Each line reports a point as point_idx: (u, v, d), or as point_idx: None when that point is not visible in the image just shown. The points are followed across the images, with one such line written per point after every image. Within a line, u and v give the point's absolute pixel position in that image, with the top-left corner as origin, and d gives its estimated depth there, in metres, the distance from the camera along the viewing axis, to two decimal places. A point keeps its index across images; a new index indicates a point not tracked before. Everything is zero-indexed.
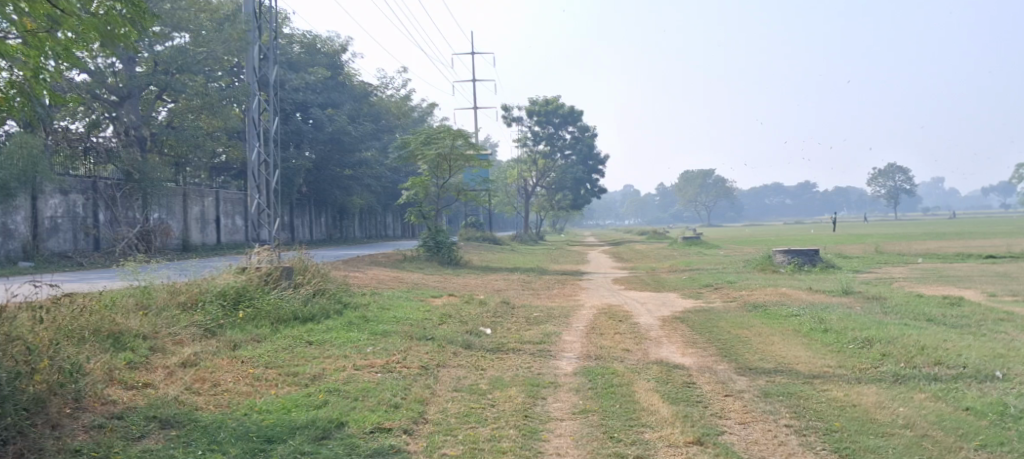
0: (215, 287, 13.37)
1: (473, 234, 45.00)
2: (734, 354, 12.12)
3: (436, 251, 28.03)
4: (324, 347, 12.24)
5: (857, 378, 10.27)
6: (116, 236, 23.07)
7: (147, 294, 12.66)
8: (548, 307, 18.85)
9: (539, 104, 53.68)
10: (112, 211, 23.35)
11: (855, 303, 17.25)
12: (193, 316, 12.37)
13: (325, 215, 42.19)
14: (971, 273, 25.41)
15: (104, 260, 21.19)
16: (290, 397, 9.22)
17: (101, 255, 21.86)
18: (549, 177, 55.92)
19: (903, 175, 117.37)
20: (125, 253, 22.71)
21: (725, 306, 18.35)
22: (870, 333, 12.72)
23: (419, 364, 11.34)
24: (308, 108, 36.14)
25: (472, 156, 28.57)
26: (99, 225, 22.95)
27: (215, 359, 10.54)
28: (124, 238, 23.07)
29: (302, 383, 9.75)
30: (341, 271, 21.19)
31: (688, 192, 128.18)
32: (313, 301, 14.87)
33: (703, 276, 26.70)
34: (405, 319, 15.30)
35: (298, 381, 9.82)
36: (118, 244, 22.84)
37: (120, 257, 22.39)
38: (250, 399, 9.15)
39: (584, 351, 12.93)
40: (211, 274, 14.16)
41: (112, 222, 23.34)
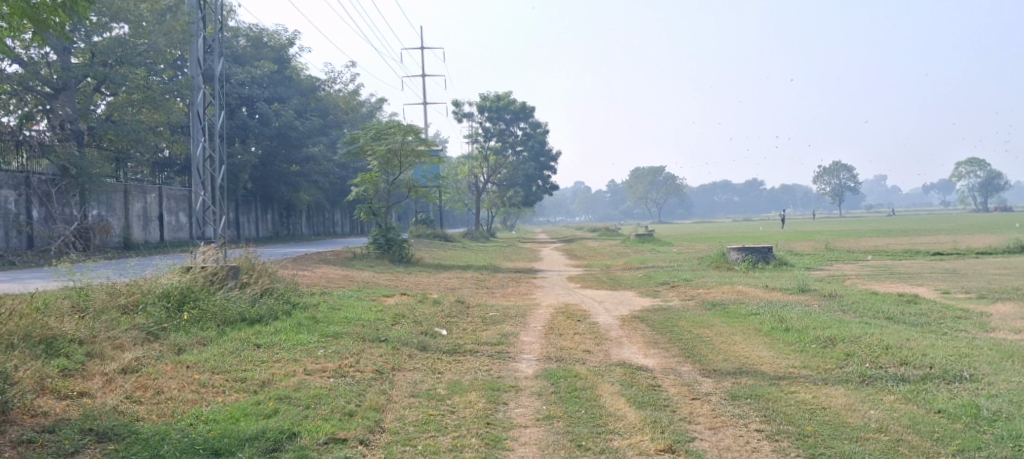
0: (157, 287, 12.82)
1: (424, 231, 44.53)
2: (696, 355, 11.87)
3: (387, 249, 27.54)
4: (273, 350, 11.79)
5: (824, 378, 10.05)
6: (51, 234, 22.30)
7: (84, 296, 12.12)
8: (504, 306, 18.50)
9: (490, 100, 53.31)
10: (47, 208, 22.56)
11: (812, 301, 17.12)
12: (134, 319, 11.85)
13: (272, 211, 41.42)
14: (922, 269, 25.50)
15: (38, 260, 20.44)
16: (237, 405, 8.77)
17: (35, 254, 21.10)
18: (500, 174, 55.56)
19: (849, 173, 119.01)
20: (61, 251, 21.95)
21: (683, 304, 18.13)
22: (832, 332, 12.54)
23: (373, 368, 10.93)
24: (254, 102, 35.38)
25: (424, 152, 28.11)
26: (33, 223, 22.17)
27: (157, 365, 10.04)
28: (60, 236, 22.31)
29: (250, 389, 9.30)
30: (290, 270, 20.65)
31: (637, 189, 128.70)
32: (261, 302, 14.38)
33: (657, 274, 26.52)
34: (357, 320, 14.87)
35: (247, 387, 9.36)
36: (53, 242, 22.07)
37: (55, 256, 21.63)
38: (195, 408, 8.68)
39: (543, 352, 12.61)
40: (153, 274, 13.61)
41: (48, 219, 22.57)
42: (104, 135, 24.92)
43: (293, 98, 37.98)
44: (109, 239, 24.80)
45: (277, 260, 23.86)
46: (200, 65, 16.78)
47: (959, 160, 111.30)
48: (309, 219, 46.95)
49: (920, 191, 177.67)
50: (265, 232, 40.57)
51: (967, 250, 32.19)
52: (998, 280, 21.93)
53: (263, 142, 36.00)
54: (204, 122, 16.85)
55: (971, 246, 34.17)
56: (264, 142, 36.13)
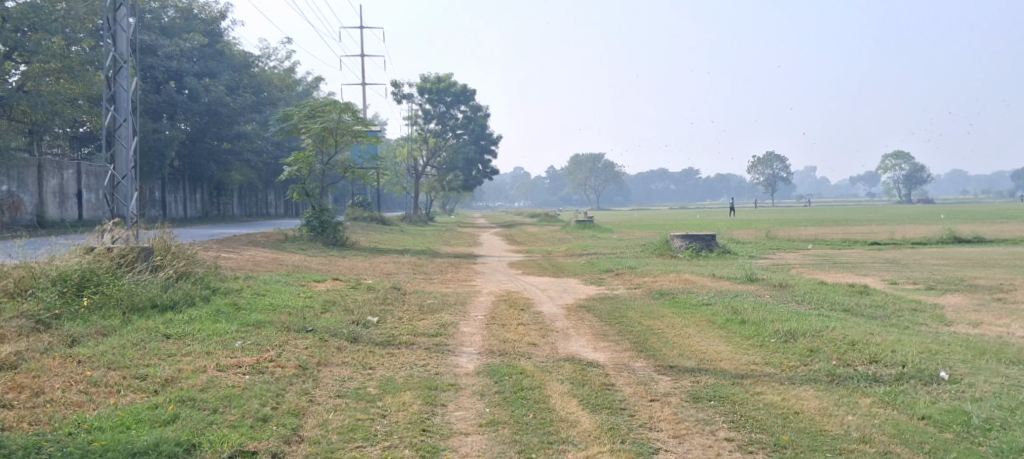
0: (53, 269, 11.67)
1: (360, 214, 43.23)
2: (650, 349, 11.01)
3: (321, 232, 26.37)
4: (184, 343, 10.86)
5: (792, 375, 9.21)
6: None
7: None
8: (443, 293, 17.52)
9: (431, 82, 52.03)
10: None
11: (764, 291, 16.38)
12: (21, 306, 10.88)
13: (201, 190, 39.90)
14: (863, 259, 25.10)
15: None
16: (131, 408, 7.68)
17: None
18: (440, 156, 54.14)
19: (781, 163, 119.77)
20: None
21: (630, 293, 17.31)
22: (792, 323, 11.72)
23: (296, 363, 9.95)
24: (182, 77, 33.67)
25: (361, 131, 26.87)
26: None
27: (42, 360, 8.89)
28: None
29: (148, 390, 8.26)
30: (215, 253, 19.36)
31: (577, 176, 128.07)
32: (176, 287, 13.39)
33: (600, 260, 25.67)
34: (282, 307, 13.83)
35: (146, 388, 8.32)
36: None
37: None
38: (79, 412, 7.58)
39: (485, 345, 11.68)
40: (50, 254, 12.42)
41: None
42: (16, 106, 23.14)
43: (225, 73, 36.27)
44: (19, 217, 23.29)
45: (202, 241, 22.54)
46: (114, 28, 15.34)
47: (886, 154, 113.14)
48: (241, 199, 45.44)
49: (851, 183, 180.13)
50: (193, 212, 39.06)
51: (903, 240, 31.91)
52: (942, 271, 21.43)
53: (192, 118, 34.42)
54: (118, 90, 15.43)
55: (907, 236, 33.87)
56: (193, 118, 34.54)
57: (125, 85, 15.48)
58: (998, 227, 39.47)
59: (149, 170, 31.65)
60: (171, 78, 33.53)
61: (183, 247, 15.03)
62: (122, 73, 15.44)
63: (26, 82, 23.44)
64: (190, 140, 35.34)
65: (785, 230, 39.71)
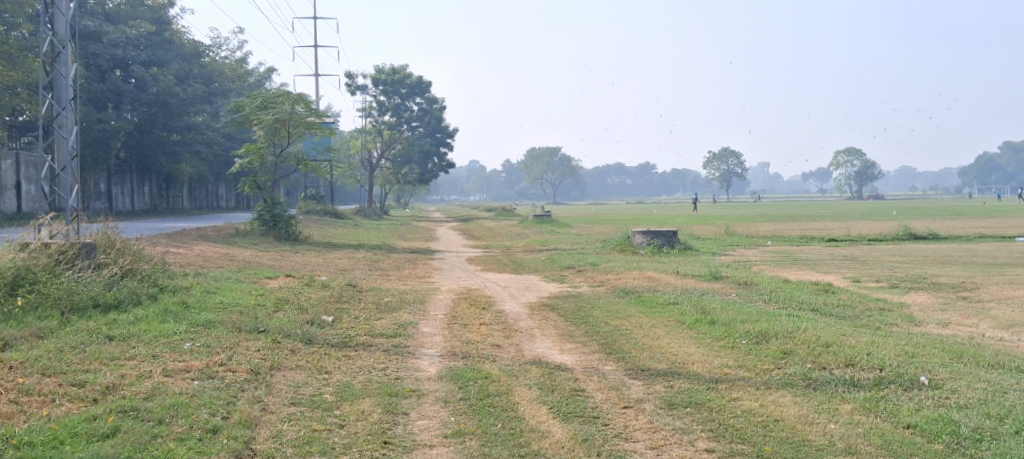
0: None
1: (315, 208, 42.48)
2: (619, 351, 10.62)
3: (273, 226, 25.67)
4: (126, 344, 10.81)
5: (769, 379, 8.80)
6: None
7: None
8: (401, 290, 17.04)
9: (386, 73, 51.52)
10: None
11: (729, 288, 16.10)
12: None
13: (150, 182, 39.03)
14: (823, 256, 25.04)
15: None
16: (67, 420, 7.25)
17: None
18: (395, 149, 53.49)
19: (736, 159, 120.49)
20: None
21: (593, 291, 16.98)
22: (762, 324, 11.33)
23: (247, 366, 9.62)
24: (129, 66, 32.76)
25: (315, 122, 26.24)
26: None
27: None
28: None
29: (85, 402, 7.89)
30: (163, 249, 18.70)
31: (534, 170, 127.76)
32: (120, 285, 13.08)
33: (560, 257, 25.29)
34: (233, 306, 13.34)
35: (82, 399, 7.93)
36: None
37: None
38: (9, 426, 7.11)
39: (447, 347, 11.27)
40: None
41: None
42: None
43: (174, 62, 35.39)
44: None
45: (149, 236, 21.85)
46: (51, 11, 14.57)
47: (838, 150, 114.27)
48: (191, 191, 44.54)
49: (803, 179, 181.90)
50: (141, 205, 38.14)
51: (860, 237, 31.88)
52: (902, 268, 21.31)
53: (139, 109, 33.50)
54: (57, 77, 14.68)
55: (864, 232, 33.86)
56: (140, 108, 33.62)
57: (65, 71, 14.73)
58: (951, 223, 39.77)
59: (94, 161, 30.71)
60: (117, 66, 32.59)
61: (128, 243, 14.50)
62: (61, 59, 14.70)
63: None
64: (137, 131, 34.45)
65: (743, 226, 39.62)
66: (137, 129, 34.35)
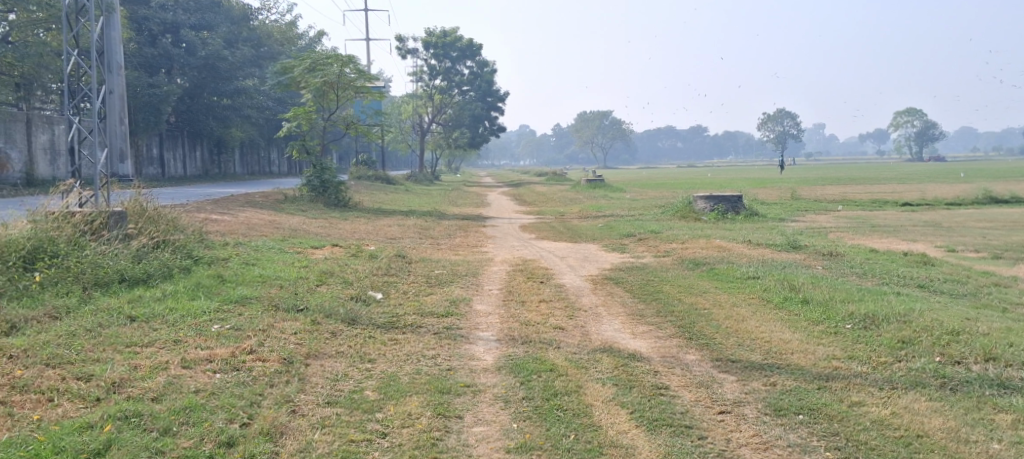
0: (6, 237, 10.85)
1: (365, 173, 41.46)
2: (702, 338, 9.25)
3: (322, 192, 24.57)
4: (149, 326, 9.72)
5: (897, 374, 7.31)
6: None
7: None
8: (453, 261, 15.79)
9: (436, 36, 50.01)
10: None
11: (812, 259, 14.56)
12: None
13: (202, 148, 38.28)
14: (902, 221, 23.22)
15: None
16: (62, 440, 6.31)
17: None
18: (446, 113, 52.35)
19: (792, 120, 117.20)
20: None
21: (660, 262, 15.56)
22: (867, 303, 9.72)
23: (279, 355, 8.40)
24: (179, 29, 31.94)
25: (364, 85, 24.95)
26: None
27: None
28: None
29: (82, 410, 6.93)
30: (205, 217, 17.59)
31: (584, 133, 125.99)
32: (151, 257, 12.05)
33: (618, 224, 23.82)
34: (275, 279, 12.23)
35: (77, 410, 6.90)
36: None
37: None
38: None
39: (504, 330, 9.94)
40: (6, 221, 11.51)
41: None
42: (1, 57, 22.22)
43: (223, 25, 34.44)
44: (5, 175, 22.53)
45: (194, 202, 20.84)
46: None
47: (898, 110, 110.62)
48: (243, 156, 43.83)
49: (861, 140, 177.26)
50: (193, 170, 37.41)
51: (937, 200, 29.85)
52: (994, 235, 19.43)
53: (189, 73, 32.51)
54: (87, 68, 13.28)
55: (940, 196, 31.70)
56: (190, 73, 32.59)
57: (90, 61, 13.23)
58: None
59: (146, 127, 29.83)
60: (168, 31, 31.83)
61: (162, 212, 13.46)
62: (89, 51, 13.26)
63: (14, 32, 22.26)
64: (187, 96, 33.53)
65: (808, 190, 37.61)
66: (188, 94, 33.44)
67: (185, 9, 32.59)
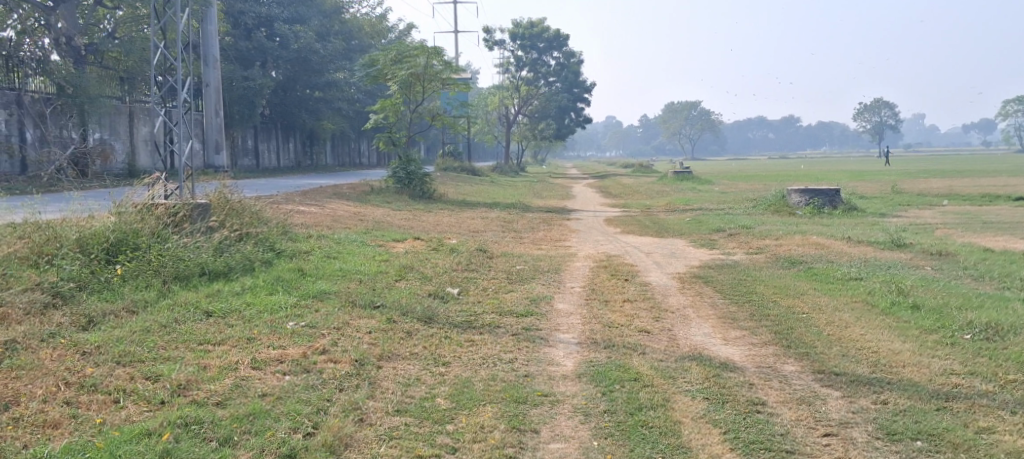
0: (88, 228, 10.45)
1: (452, 164, 41.30)
2: (801, 346, 8.71)
3: (407, 184, 24.31)
4: (225, 321, 9.14)
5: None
6: (43, 158, 20.05)
7: (23, 235, 10.24)
8: (536, 256, 15.31)
9: (523, 27, 49.44)
10: (41, 130, 20.34)
11: (919, 260, 13.71)
12: (42, 275, 9.48)
13: (294, 140, 38.45)
14: (1015, 218, 21.92)
15: (27, 185, 18.36)
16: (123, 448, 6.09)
17: (24, 181, 18.95)
18: (532, 104, 51.91)
19: (890, 110, 113.50)
20: (54, 179, 19.58)
21: (753, 260, 14.84)
22: (986, 311, 9.40)
23: (352, 356, 7.94)
24: (273, 23, 32.16)
25: (450, 77, 24.59)
26: (25, 145, 19.97)
27: (41, 349, 7.62)
28: (53, 161, 20.05)
29: (145, 413, 6.63)
30: (289, 208, 17.44)
31: (672, 125, 124.18)
32: (232, 250, 11.65)
33: (707, 218, 23.05)
34: (354, 273, 11.90)
35: (141, 413, 6.60)
36: (45, 168, 19.77)
37: (49, 183, 19.33)
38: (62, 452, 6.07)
39: (587, 333, 9.42)
40: (90, 212, 11.17)
41: (41, 142, 20.37)
42: (107, 51, 22.47)
43: (315, 19, 34.56)
44: (109, 166, 22.75)
45: (281, 194, 20.76)
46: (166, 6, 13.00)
47: (1006, 99, 106.21)
48: (333, 148, 44.07)
49: (963, 130, 170.98)
50: (286, 162, 37.63)
51: None
52: None
53: (282, 66, 32.79)
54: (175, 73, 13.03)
55: None
56: (283, 66, 32.86)
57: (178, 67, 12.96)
58: None
59: (242, 119, 30.06)
60: (262, 25, 32.11)
61: (247, 204, 13.25)
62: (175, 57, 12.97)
63: (118, 28, 22.58)
64: (280, 88, 33.67)
65: (909, 183, 36.09)
66: (280, 86, 33.58)
67: (278, 3, 33.00)
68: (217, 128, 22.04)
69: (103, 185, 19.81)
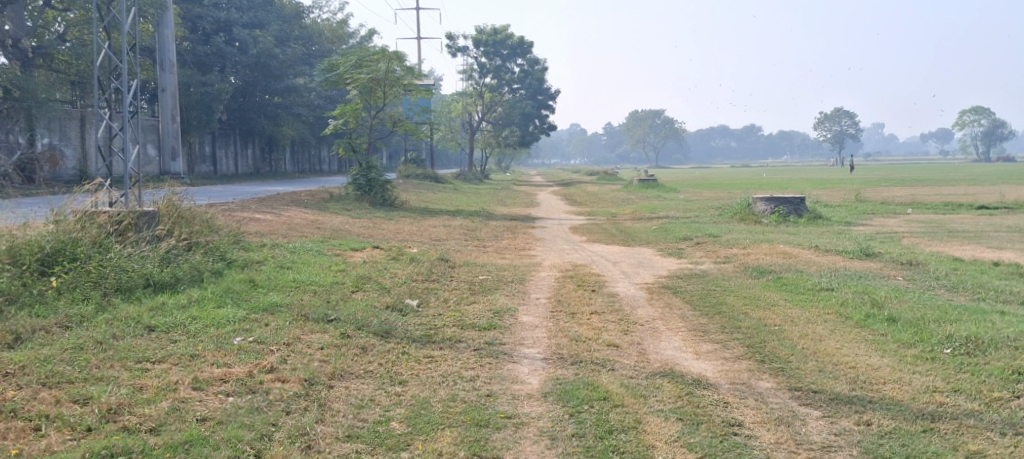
0: (20, 238, 9.81)
1: (414, 171, 40.75)
2: (776, 360, 8.31)
3: (368, 191, 23.76)
4: (169, 337, 8.60)
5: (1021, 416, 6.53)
6: None
7: None
8: (499, 266, 14.84)
9: (486, 34, 49.03)
10: None
11: (890, 271, 13.41)
12: None
13: (253, 146, 37.68)
14: (980, 226, 21.79)
15: None
16: None
17: None
18: (496, 111, 51.57)
19: (850, 119, 114.48)
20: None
21: (721, 270, 14.48)
22: (965, 324, 9.06)
23: (301, 374, 7.42)
24: (231, 28, 31.44)
25: (412, 82, 24.07)
26: None
27: None
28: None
29: (69, 443, 6.13)
30: (244, 216, 16.85)
31: (636, 133, 124.39)
32: (180, 260, 11.05)
33: (673, 226, 22.72)
34: (308, 285, 11.35)
35: (65, 443, 6.10)
36: None
37: None
38: None
39: (553, 348, 8.95)
40: (25, 219, 10.52)
41: None
42: (57, 54, 21.68)
43: (274, 24, 33.86)
44: (58, 172, 21.99)
45: (236, 201, 20.15)
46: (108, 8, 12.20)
47: (963, 109, 107.50)
48: (293, 154, 43.33)
49: (921, 139, 173.22)
50: (244, 168, 36.86)
51: (1013, 204, 28.27)
52: None
53: (241, 71, 32.06)
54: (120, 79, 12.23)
55: (1015, 199, 30.01)
56: (242, 71, 32.09)
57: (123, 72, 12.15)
58: None
59: (198, 125, 29.29)
60: (220, 30, 31.40)
61: (197, 212, 12.67)
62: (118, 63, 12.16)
63: (69, 32, 21.76)
64: (239, 94, 32.92)
65: (872, 191, 36.04)
66: (238, 91, 32.80)
67: (237, 8, 32.15)
68: (173, 132, 21.34)
69: (49, 190, 19.12)
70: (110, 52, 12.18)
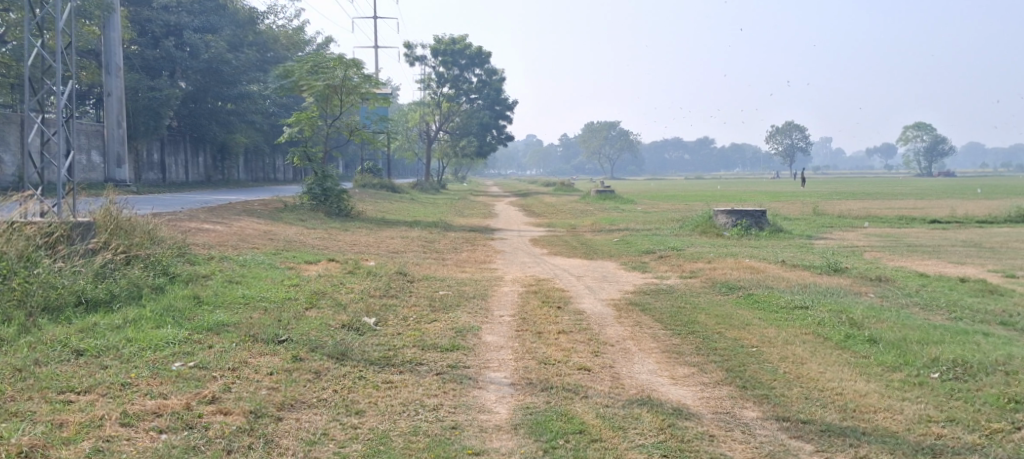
0: None
1: (370, 180, 40.00)
2: (758, 386, 7.82)
3: (323, 201, 23.04)
4: (99, 361, 7.91)
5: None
6: None
7: None
8: (461, 281, 14.24)
9: (444, 43, 48.46)
10: None
11: (862, 287, 13.03)
12: None
13: (204, 153, 36.66)
14: (939, 241, 21.60)
15: None
16: None
17: None
18: (453, 121, 50.93)
19: (800, 133, 115.40)
20: None
21: (689, 285, 14.01)
22: (950, 347, 8.62)
23: (247, 404, 6.84)
24: (182, 32, 30.52)
25: (369, 90, 23.41)
26: None
27: None
28: None
29: None
30: (192, 226, 16.09)
31: (592, 144, 124.28)
32: (118, 275, 10.32)
33: (634, 239, 22.24)
34: (259, 301, 10.67)
35: None
36: None
37: None
38: None
39: (521, 372, 8.37)
40: None
41: None
42: None
43: (228, 28, 32.99)
44: None
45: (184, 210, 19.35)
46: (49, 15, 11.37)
47: (909, 125, 108.94)
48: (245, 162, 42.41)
49: (870, 152, 175.44)
50: (195, 176, 35.87)
51: (967, 217, 28.25)
52: None
53: (192, 77, 31.14)
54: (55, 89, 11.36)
55: (969, 213, 30.00)
56: (193, 76, 31.16)
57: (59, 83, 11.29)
58: None
59: (147, 130, 28.32)
60: (171, 34, 30.46)
61: (139, 222, 11.91)
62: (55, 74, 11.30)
63: (8, 33, 20.78)
64: (190, 100, 31.97)
65: (826, 205, 35.93)
66: (188, 98, 31.86)
67: (189, 12, 31.23)
68: (119, 139, 20.48)
69: None
70: (45, 57, 11.31)
